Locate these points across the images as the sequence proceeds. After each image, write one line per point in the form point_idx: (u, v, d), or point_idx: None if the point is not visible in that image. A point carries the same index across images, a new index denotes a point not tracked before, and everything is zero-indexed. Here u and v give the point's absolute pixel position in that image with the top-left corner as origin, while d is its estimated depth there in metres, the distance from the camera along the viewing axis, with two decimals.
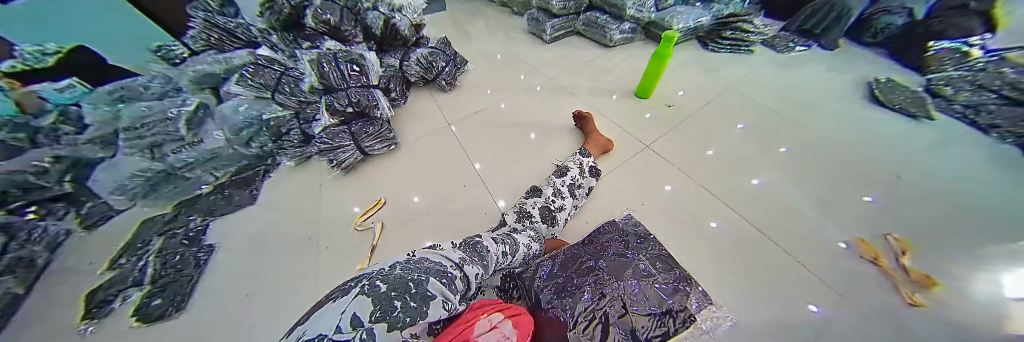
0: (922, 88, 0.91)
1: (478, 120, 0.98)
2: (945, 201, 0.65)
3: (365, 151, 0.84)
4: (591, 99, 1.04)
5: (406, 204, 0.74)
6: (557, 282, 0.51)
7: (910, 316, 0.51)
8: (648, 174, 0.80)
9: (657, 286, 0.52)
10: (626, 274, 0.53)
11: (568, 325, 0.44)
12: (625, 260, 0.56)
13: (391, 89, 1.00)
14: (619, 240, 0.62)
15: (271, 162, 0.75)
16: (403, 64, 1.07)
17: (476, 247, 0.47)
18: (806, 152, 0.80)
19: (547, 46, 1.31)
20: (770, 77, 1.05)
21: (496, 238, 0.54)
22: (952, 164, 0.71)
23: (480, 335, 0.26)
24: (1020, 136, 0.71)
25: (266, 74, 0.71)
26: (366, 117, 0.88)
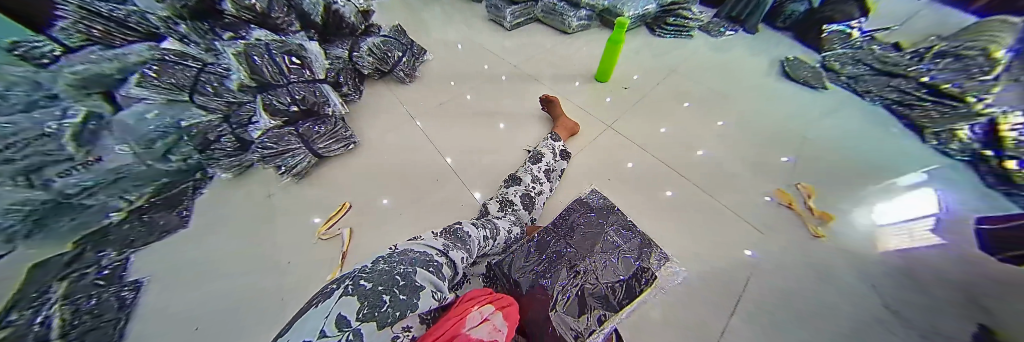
0: (821, 64, 1.09)
1: (444, 113, 0.95)
2: (836, 156, 0.81)
3: (320, 154, 0.77)
4: (556, 85, 1.06)
5: (375, 207, 0.70)
6: (536, 262, 0.53)
7: (815, 248, 0.65)
8: (613, 152, 0.87)
9: (625, 255, 0.57)
10: (595, 247, 0.58)
11: (550, 304, 0.45)
12: (594, 236, 0.61)
13: (342, 84, 0.91)
14: (586, 219, 0.66)
15: (201, 176, 0.63)
16: (352, 55, 0.99)
17: (456, 235, 0.47)
18: (738, 124, 0.93)
19: (508, 33, 1.30)
20: (707, 59, 1.19)
21: (475, 227, 0.53)
22: (838, 126, 0.89)
23: (472, 328, 0.25)
24: (884, 99, 0.93)
25: (180, 73, 0.60)
26: (315, 116, 0.80)
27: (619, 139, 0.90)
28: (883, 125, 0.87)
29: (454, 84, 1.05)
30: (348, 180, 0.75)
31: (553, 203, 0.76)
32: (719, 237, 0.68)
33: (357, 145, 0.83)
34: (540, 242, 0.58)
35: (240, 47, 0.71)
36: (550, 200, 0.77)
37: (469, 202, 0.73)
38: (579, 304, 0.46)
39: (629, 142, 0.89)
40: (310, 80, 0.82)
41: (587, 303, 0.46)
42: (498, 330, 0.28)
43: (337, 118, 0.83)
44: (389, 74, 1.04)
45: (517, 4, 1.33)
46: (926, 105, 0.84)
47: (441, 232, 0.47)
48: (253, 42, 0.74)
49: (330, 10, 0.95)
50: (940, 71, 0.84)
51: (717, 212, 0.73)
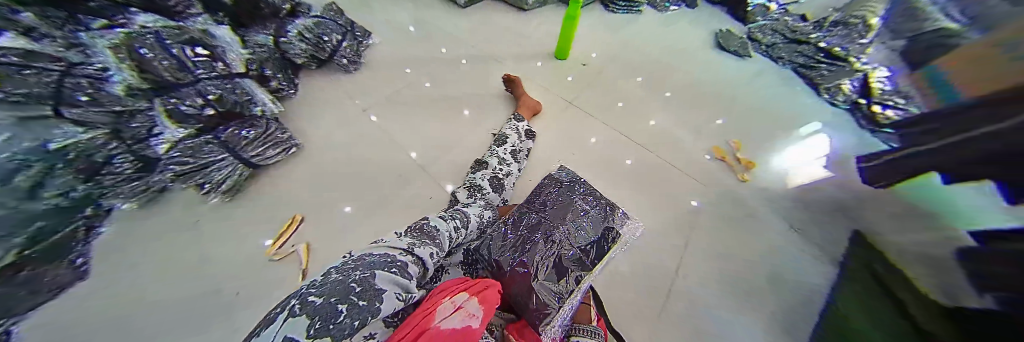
0: (747, 35, 1.24)
1: (400, 105, 0.87)
2: (757, 116, 0.96)
3: (253, 163, 0.65)
4: (517, 65, 1.04)
5: (334, 217, 0.63)
6: (512, 240, 0.53)
7: (742, 194, 0.78)
8: (575, 130, 0.90)
9: (592, 219, 0.60)
10: (566, 217, 0.60)
11: (531, 275, 0.47)
12: (563, 206, 0.62)
13: (270, 77, 0.78)
14: (553, 190, 0.67)
15: (92, 212, 0.49)
16: (280, 41, 0.85)
17: (427, 231, 0.44)
18: (683, 94, 1.03)
19: (461, 11, 1.20)
20: (654, 34, 1.27)
21: (447, 217, 0.52)
22: (757, 89, 1.05)
23: (448, 317, 0.19)
24: (790, 63, 1.11)
25: (31, 78, 0.44)
26: (239, 118, 0.68)
27: (581, 116, 0.94)
28: (790, 88, 1.05)
29: (409, 71, 0.96)
30: (296, 191, 0.66)
31: (523, 183, 0.77)
32: (669, 196, 0.78)
33: (297, 149, 0.72)
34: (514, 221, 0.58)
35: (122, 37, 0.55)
36: (519, 180, 0.78)
37: (438, 195, 0.71)
38: (556, 271, 0.49)
39: (591, 118, 0.93)
40: (226, 75, 0.69)
41: (563, 268, 0.50)
42: (475, 317, 0.22)
43: (271, 121, 0.72)
44: (327, 63, 0.91)
45: None
46: (821, 67, 1.05)
47: (408, 229, 0.43)
48: (142, 30, 0.58)
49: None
50: (835, 39, 1.04)
51: (667, 175, 0.83)
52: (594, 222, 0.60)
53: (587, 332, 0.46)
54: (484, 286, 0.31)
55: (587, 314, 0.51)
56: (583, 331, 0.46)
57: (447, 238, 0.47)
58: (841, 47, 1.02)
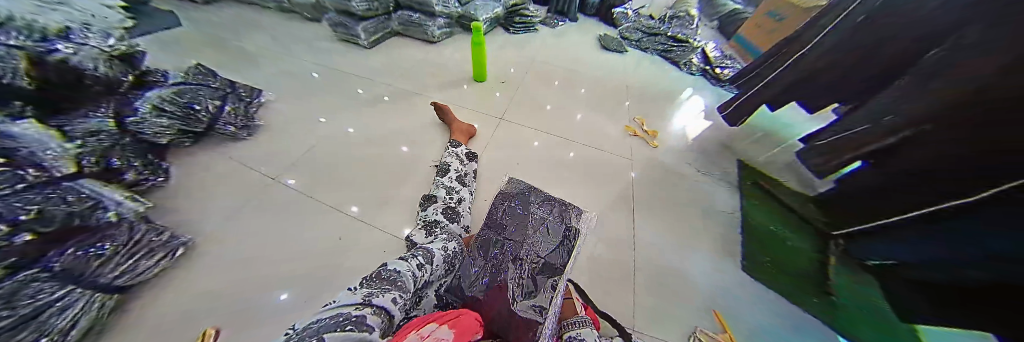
0: (620, 35, 1.57)
1: (322, 159, 0.76)
2: (647, 94, 1.20)
3: (119, 286, 0.46)
4: (440, 93, 1.05)
5: (264, 313, 0.49)
6: (483, 266, 0.52)
7: (659, 157, 0.95)
8: (512, 139, 0.95)
9: (553, 223, 0.62)
10: (528, 227, 0.60)
11: (511, 295, 0.47)
12: (523, 217, 0.63)
13: (121, 167, 0.58)
14: (508, 205, 0.66)
15: None
16: (129, 121, 0.65)
17: (389, 277, 0.41)
18: (591, 89, 1.21)
19: (368, 52, 1.16)
20: (552, 45, 1.47)
21: (410, 257, 0.48)
22: (639, 75, 1.31)
23: None
24: (654, 50, 1.45)
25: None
26: (86, 233, 0.46)
27: (514, 126, 0.99)
28: (660, 69, 1.34)
29: (324, 121, 0.86)
30: (200, 301, 0.49)
31: (478, 206, 0.75)
32: (609, 175, 0.88)
33: (184, 249, 0.54)
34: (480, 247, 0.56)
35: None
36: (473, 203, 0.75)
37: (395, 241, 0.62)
38: (530, 282, 0.49)
39: (523, 126, 1.00)
40: (43, 183, 0.47)
41: (538, 278, 0.50)
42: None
43: (143, 224, 0.53)
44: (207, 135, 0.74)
45: (367, 19, 1.22)
46: (675, 50, 1.41)
47: (367, 280, 0.40)
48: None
49: (48, 60, 0.57)
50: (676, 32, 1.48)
51: (600, 157, 0.94)
52: (554, 226, 0.62)
53: (575, 325, 0.48)
54: (460, 315, 0.38)
55: (574, 310, 0.54)
56: (572, 326, 0.47)
57: (413, 281, 0.42)
58: (682, 35, 1.46)
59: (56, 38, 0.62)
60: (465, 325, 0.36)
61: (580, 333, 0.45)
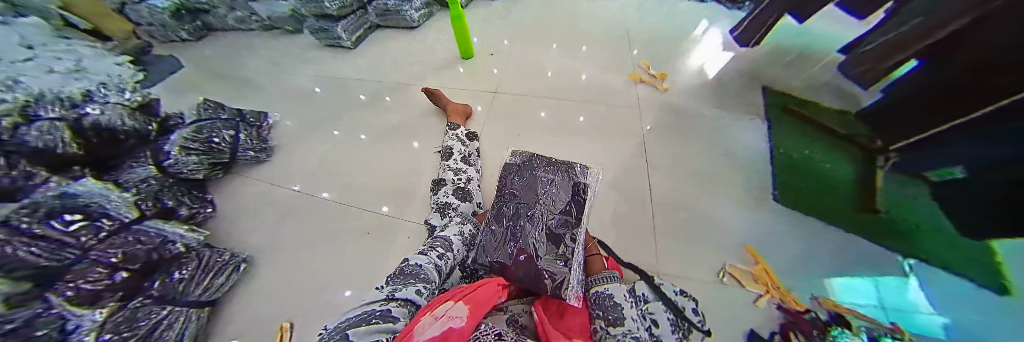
0: None
1: (342, 168, 0.80)
2: (654, 36, 1.09)
3: (205, 300, 0.55)
4: (436, 81, 1.03)
5: (330, 310, 0.55)
6: (500, 235, 0.54)
7: (678, 102, 0.88)
8: (516, 115, 0.92)
9: (561, 183, 0.62)
10: (539, 191, 0.61)
11: (533, 258, 0.49)
12: (530, 182, 0.63)
13: (173, 207, 0.62)
14: (514, 175, 0.65)
15: None
16: (166, 165, 0.67)
17: (410, 272, 0.45)
18: (592, 43, 1.12)
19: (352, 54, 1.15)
20: (541, 4, 1.36)
21: (426, 250, 0.52)
22: (642, 15, 1.19)
23: (424, 327, 0.27)
24: None
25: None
26: (164, 263, 0.53)
27: (512, 100, 0.96)
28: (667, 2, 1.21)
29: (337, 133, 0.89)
30: (275, 307, 0.57)
31: (488, 182, 0.77)
32: (622, 132, 0.85)
33: (246, 264, 0.62)
34: (496, 217, 0.57)
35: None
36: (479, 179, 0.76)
37: (418, 229, 0.67)
38: (549, 243, 0.52)
39: (523, 99, 0.96)
40: (116, 227, 0.52)
41: (557, 237, 0.52)
42: (453, 319, 0.31)
43: (206, 247, 0.60)
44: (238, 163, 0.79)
45: (345, 17, 1.15)
46: None
47: (390, 277, 0.43)
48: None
49: (84, 127, 0.60)
50: None
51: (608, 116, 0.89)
52: (562, 186, 0.62)
53: (603, 281, 0.51)
54: (477, 292, 0.41)
55: (599, 263, 0.58)
56: (599, 282, 0.51)
57: (434, 273, 0.47)
58: None
59: (83, 103, 0.65)
60: (475, 300, 0.38)
61: (610, 289, 0.48)
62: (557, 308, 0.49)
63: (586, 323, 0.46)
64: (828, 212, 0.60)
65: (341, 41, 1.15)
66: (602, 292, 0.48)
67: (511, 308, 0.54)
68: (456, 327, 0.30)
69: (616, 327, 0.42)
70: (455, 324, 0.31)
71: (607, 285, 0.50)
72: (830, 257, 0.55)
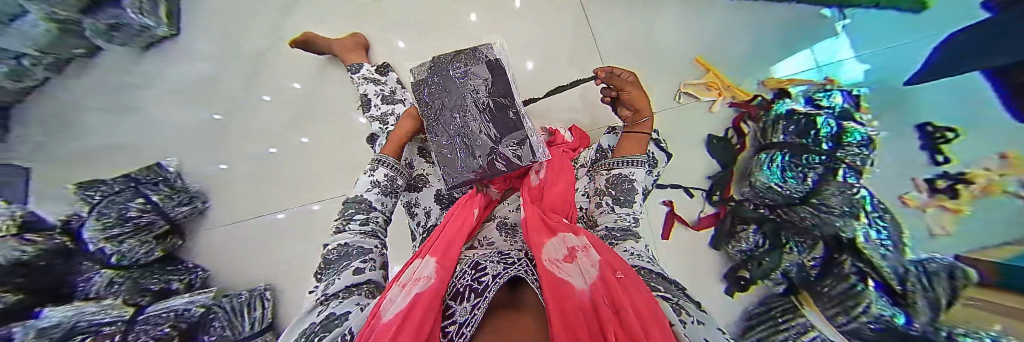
0: None
1: (305, 176, 0.78)
2: None
3: (259, 331, 0.62)
4: (326, 33, 0.85)
5: None
6: (456, 147, 0.51)
7: None
8: (431, 41, 0.88)
9: (477, 71, 0.55)
10: (462, 90, 0.54)
11: (499, 149, 0.51)
12: (448, 88, 0.55)
13: (166, 284, 0.59)
14: (426, 91, 0.56)
15: None
16: (112, 264, 0.55)
17: (337, 255, 0.42)
18: None
19: (198, 31, 0.79)
20: None
21: (345, 226, 0.45)
22: None
23: (384, 312, 0.32)
24: None
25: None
26: (196, 325, 0.56)
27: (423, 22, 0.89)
28: None
29: (275, 149, 0.79)
30: None
31: None
32: None
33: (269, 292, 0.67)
34: (436, 137, 0.53)
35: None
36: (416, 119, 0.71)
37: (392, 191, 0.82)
38: (500, 129, 0.51)
39: (433, 20, 0.89)
40: (130, 322, 0.51)
41: (505, 120, 0.51)
42: (417, 283, 0.36)
43: (222, 297, 0.63)
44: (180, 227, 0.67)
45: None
46: None
47: (321, 271, 0.41)
48: None
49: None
50: None
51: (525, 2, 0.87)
52: (479, 71, 0.55)
53: (625, 164, 0.52)
54: (438, 236, 0.47)
55: (641, 144, 0.54)
56: (625, 165, 0.52)
57: (367, 241, 0.44)
58: None
59: None
60: (447, 244, 0.45)
61: (632, 174, 0.52)
62: (538, 191, 0.56)
63: (568, 189, 0.56)
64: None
65: (152, 28, 0.72)
66: (622, 176, 0.52)
67: (499, 214, 0.60)
68: (427, 285, 0.35)
69: (623, 206, 0.50)
70: (421, 287, 0.35)
71: (625, 168, 0.52)
72: (766, 46, 0.63)
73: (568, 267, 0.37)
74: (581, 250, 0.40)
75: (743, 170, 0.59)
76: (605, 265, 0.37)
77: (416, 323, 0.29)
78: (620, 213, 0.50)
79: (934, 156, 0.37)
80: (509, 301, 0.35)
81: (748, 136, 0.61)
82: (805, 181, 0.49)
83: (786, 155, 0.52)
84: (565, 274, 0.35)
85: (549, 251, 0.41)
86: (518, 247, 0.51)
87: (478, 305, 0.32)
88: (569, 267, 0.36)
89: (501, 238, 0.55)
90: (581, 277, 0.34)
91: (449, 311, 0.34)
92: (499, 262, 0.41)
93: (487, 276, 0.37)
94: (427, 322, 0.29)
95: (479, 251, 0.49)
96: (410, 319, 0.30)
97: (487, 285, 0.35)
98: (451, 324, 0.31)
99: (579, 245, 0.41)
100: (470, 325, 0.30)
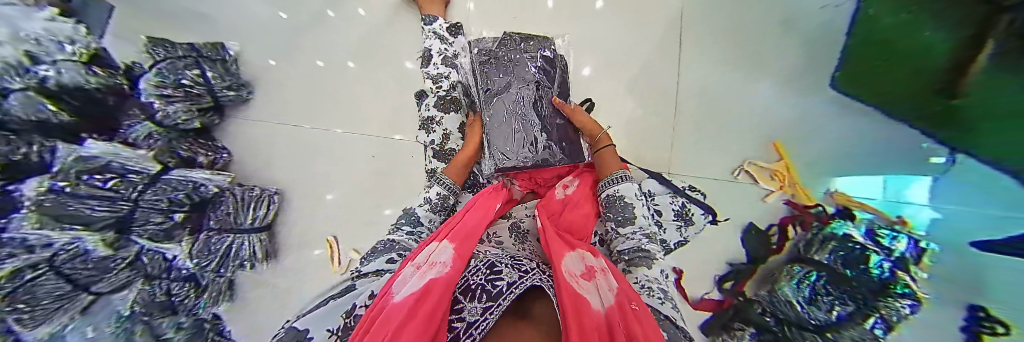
0: None
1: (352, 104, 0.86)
2: None
3: (258, 228, 0.65)
4: None
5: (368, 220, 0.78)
6: (506, 125, 0.59)
7: None
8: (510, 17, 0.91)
9: (532, 65, 0.63)
10: (516, 75, 0.63)
11: (551, 141, 0.60)
12: (503, 68, 0.63)
13: (193, 155, 0.61)
14: (484, 66, 0.64)
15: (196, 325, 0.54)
16: (156, 120, 0.57)
17: (384, 246, 0.55)
18: None
19: None
20: None
21: (397, 230, 0.57)
22: None
23: (393, 293, 0.38)
24: None
25: (35, 289, 0.40)
26: (206, 204, 0.60)
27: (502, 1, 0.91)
28: None
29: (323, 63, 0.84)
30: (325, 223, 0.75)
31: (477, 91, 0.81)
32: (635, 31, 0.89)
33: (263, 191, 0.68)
34: (488, 109, 0.61)
35: (38, 207, 0.41)
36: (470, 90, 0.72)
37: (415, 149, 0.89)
38: (552, 124, 0.61)
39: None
40: (151, 179, 0.54)
41: (558, 116, 0.62)
42: (428, 267, 0.42)
43: (236, 185, 0.66)
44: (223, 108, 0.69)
45: None
46: None
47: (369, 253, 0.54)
48: (44, 192, 0.41)
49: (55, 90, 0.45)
50: None
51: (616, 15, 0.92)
52: (536, 66, 0.64)
53: (613, 183, 0.53)
54: (461, 220, 0.52)
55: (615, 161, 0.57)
56: (609, 184, 0.54)
57: (412, 242, 0.56)
58: None
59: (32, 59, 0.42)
60: (465, 232, 0.49)
61: (620, 192, 0.52)
62: (558, 207, 0.57)
63: (592, 214, 0.56)
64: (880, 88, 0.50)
65: None
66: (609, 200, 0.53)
67: (515, 214, 0.61)
68: (440, 271, 0.40)
69: (625, 227, 0.50)
70: (435, 272, 0.40)
71: (609, 187, 0.54)
72: (846, 153, 0.55)
73: (585, 284, 0.38)
74: (600, 271, 0.41)
75: (768, 273, 0.56)
76: (622, 292, 0.38)
77: (426, 311, 0.33)
78: (626, 235, 0.49)
79: (970, 339, 0.34)
80: (520, 307, 0.37)
81: (790, 241, 0.57)
82: (829, 311, 0.47)
83: (823, 279, 0.50)
84: (583, 291, 0.37)
85: (568, 263, 0.42)
86: (528, 253, 0.51)
87: (490, 309, 0.33)
88: (587, 284, 0.38)
89: (511, 239, 0.56)
90: (597, 298, 0.36)
91: (457, 306, 0.37)
92: (514, 266, 0.42)
93: (502, 281, 0.38)
94: (436, 311, 0.33)
95: (490, 249, 0.51)
96: (419, 307, 0.34)
97: (501, 290, 0.36)
98: (459, 321, 0.34)
99: (598, 265, 0.43)
100: (479, 329, 0.32)
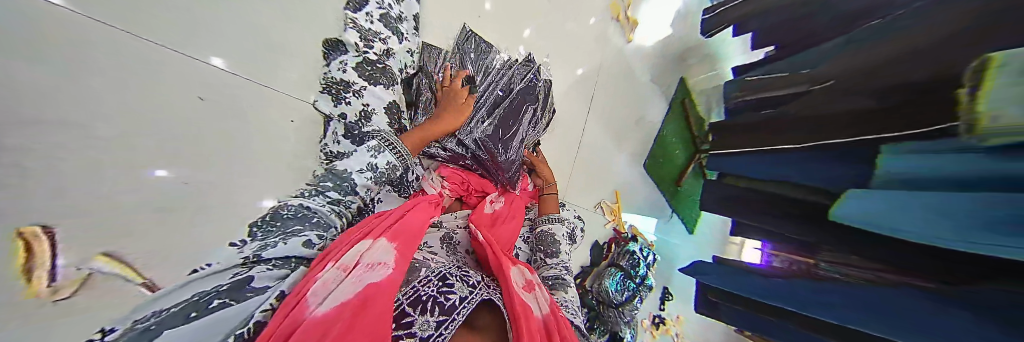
0: None
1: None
2: None
3: None
4: None
5: None
6: (496, 122, 0.67)
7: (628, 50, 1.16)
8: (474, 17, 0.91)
9: (531, 89, 0.76)
10: (524, 97, 0.73)
11: (512, 159, 0.70)
12: (510, 81, 0.73)
13: None
14: (502, 76, 0.73)
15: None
16: None
17: (293, 214, 0.39)
18: None
19: None
20: None
21: (315, 193, 0.43)
22: None
23: (313, 309, 0.29)
24: None
25: None
26: None
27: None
28: None
29: None
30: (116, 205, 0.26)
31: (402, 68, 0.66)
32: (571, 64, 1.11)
33: None
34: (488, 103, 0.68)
35: None
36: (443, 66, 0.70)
37: (305, 112, 0.45)
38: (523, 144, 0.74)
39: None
40: None
41: (523, 144, 0.74)
42: (362, 275, 0.34)
43: None
44: None
45: None
46: None
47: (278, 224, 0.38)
48: None
49: None
50: None
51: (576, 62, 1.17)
52: (535, 99, 0.76)
53: (547, 221, 0.71)
54: (404, 219, 0.46)
55: (553, 205, 0.77)
56: (547, 221, 0.71)
57: (330, 214, 0.44)
58: None
59: None
60: (408, 233, 0.44)
61: (551, 229, 0.70)
62: (489, 219, 0.63)
63: (514, 228, 0.65)
64: (664, 176, 1.06)
65: None
66: (545, 231, 0.69)
67: (446, 225, 0.61)
68: (382, 273, 0.35)
69: (551, 258, 0.65)
70: (373, 277, 0.34)
71: (551, 225, 0.70)
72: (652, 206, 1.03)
73: (527, 294, 0.45)
74: (536, 285, 0.49)
75: (597, 273, 0.89)
76: (552, 304, 0.47)
77: (372, 318, 0.29)
78: (551, 264, 0.64)
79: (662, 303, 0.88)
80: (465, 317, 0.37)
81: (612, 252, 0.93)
82: (623, 294, 0.80)
83: (620, 274, 0.83)
84: (528, 301, 0.43)
85: (513, 276, 0.48)
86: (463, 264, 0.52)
87: (445, 324, 0.32)
88: (528, 295, 0.45)
89: (442, 250, 0.54)
90: (537, 306, 0.44)
91: (404, 320, 0.33)
92: (463, 279, 0.41)
93: (455, 294, 0.37)
94: (386, 321, 0.30)
95: (431, 255, 0.48)
96: (363, 316, 0.29)
97: (454, 305, 0.35)
98: (408, 335, 0.32)
99: (535, 279, 0.51)
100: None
